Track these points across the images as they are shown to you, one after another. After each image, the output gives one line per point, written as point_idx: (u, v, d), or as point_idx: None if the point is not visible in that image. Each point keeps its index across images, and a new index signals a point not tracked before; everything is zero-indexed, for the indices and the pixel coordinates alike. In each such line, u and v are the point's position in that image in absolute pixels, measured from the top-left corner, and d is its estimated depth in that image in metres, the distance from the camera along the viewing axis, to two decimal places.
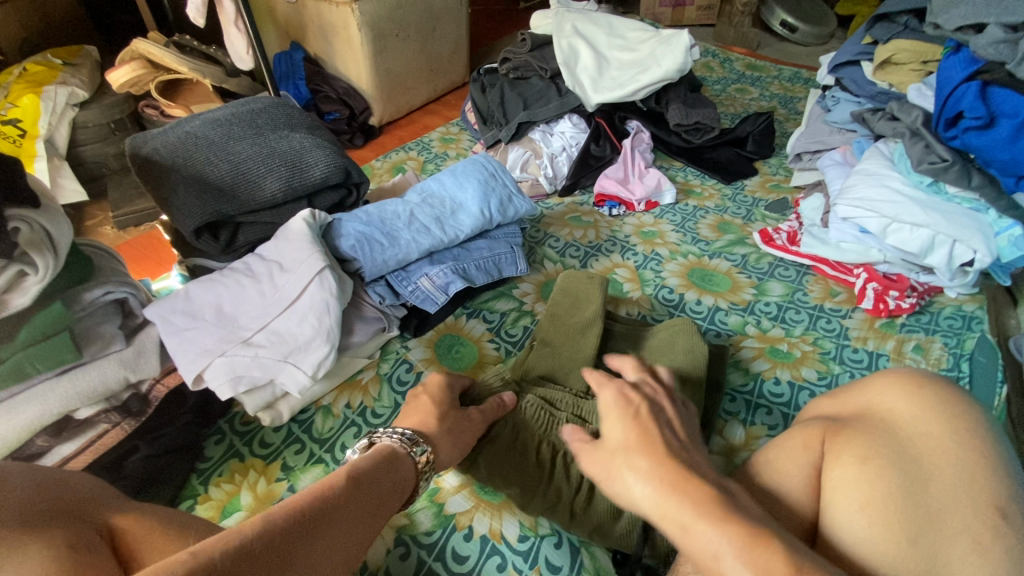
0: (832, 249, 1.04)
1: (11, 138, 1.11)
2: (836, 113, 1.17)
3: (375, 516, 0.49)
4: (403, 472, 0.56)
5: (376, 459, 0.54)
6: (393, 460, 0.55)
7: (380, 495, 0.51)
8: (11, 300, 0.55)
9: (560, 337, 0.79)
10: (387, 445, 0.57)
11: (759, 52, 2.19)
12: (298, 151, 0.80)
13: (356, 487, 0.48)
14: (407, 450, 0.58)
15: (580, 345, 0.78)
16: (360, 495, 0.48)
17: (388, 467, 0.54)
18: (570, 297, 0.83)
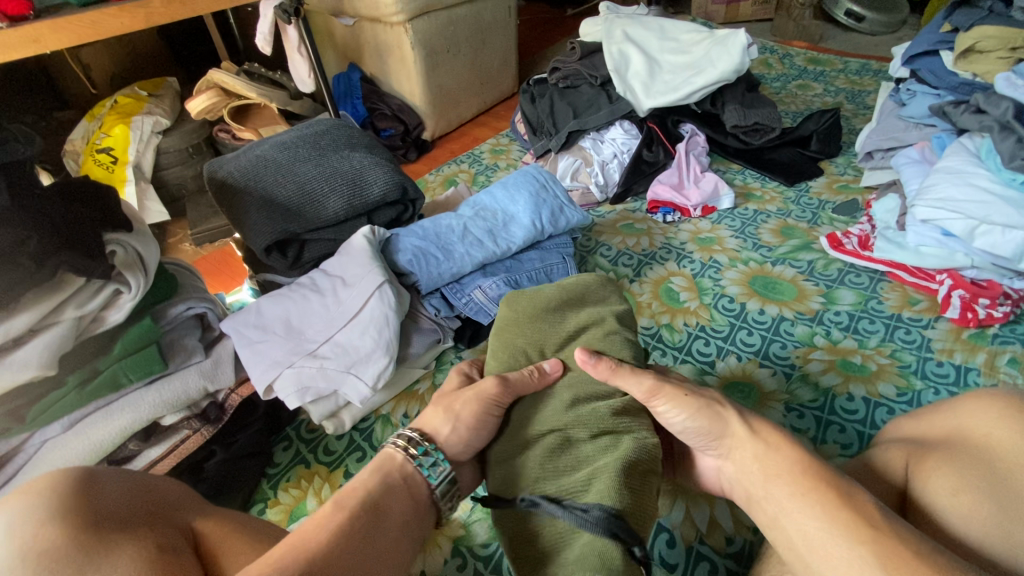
0: (911, 254, 0.97)
1: (106, 165, 1.23)
2: (912, 107, 1.09)
3: (387, 543, 0.46)
4: (415, 484, 0.52)
5: (375, 478, 0.50)
6: (394, 478, 0.51)
7: (380, 520, 0.47)
8: (109, 317, 0.61)
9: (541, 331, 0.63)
10: (385, 454, 0.53)
11: (822, 45, 2.10)
12: (358, 170, 0.84)
13: (342, 519, 0.45)
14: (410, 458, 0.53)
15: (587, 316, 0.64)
16: (352, 531, 0.45)
17: (396, 484, 0.51)
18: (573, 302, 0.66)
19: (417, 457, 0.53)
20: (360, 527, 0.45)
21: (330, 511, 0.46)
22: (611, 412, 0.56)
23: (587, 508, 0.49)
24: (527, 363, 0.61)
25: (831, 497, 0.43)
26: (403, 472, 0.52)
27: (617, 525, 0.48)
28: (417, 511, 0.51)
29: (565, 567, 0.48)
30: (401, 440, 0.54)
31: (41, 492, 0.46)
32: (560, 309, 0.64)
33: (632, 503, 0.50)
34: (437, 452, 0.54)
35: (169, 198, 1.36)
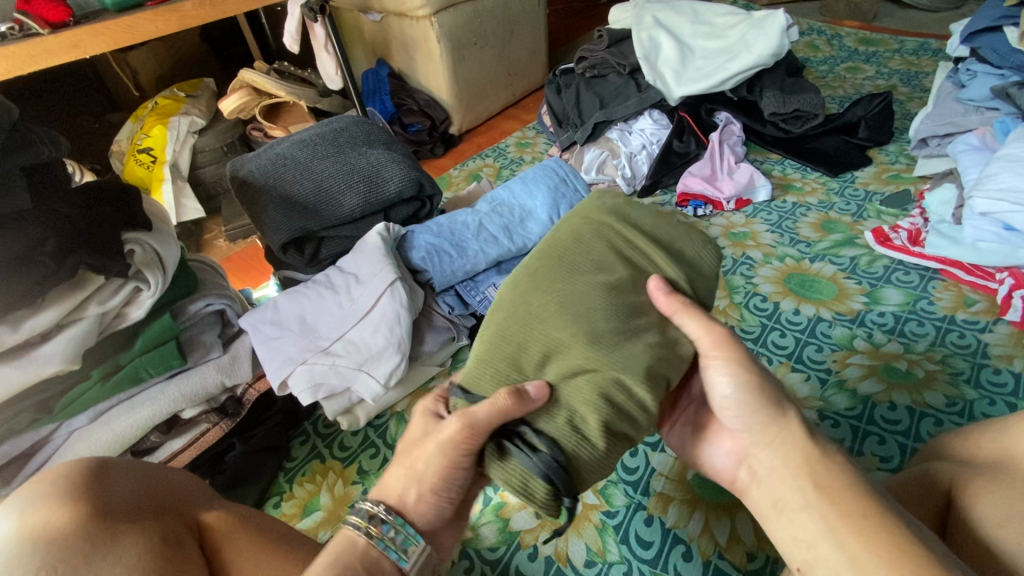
0: (968, 250, 0.89)
1: (146, 165, 1.29)
2: (972, 89, 1.01)
3: None
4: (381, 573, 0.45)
5: (328, 572, 0.44)
6: (353, 571, 0.44)
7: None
8: (130, 313, 0.63)
9: (580, 255, 0.53)
10: (342, 540, 0.45)
11: (875, 24, 1.96)
12: (375, 166, 0.83)
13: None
14: (372, 536, 0.46)
15: (639, 248, 0.54)
16: None
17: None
18: (626, 230, 0.55)
19: (381, 535, 0.46)
20: None
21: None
22: (640, 373, 0.47)
23: (542, 455, 0.44)
24: (550, 289, 0.51)
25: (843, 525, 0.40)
26: (363, 558, 0.45)
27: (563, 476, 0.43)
28: None
29: (505, 477, 0.44)
30: (359, 516, 0.47)
31: (55, 481, 0.48)
32: (636, 232, 0.55)
33: (594, 464, 0.45)
34: (400, 521, 0.47)
35: (206, 196, 1.41)
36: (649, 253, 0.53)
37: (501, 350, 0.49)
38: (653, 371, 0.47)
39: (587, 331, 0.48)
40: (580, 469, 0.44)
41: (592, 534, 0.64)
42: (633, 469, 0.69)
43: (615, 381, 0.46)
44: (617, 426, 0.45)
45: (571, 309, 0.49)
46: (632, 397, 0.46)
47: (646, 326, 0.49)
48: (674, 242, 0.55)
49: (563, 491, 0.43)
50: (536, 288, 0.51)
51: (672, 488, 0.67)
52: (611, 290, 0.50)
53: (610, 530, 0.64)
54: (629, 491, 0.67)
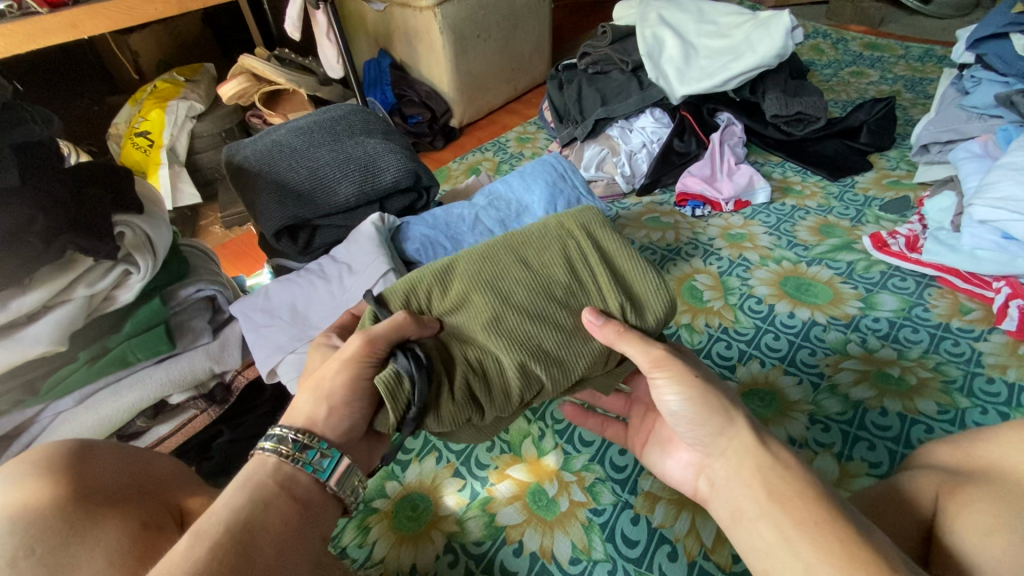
0: (965, 258, 0.88)
1: (143, 148, 1.28)
2: (977, 96, 1.01)
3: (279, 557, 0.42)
4: (305, 489, 0.47)
5: (241, 494, 0.44)
6: (268, 489, 0.45)
7: (258, 537, 0.42)
8: (119, 296, 0.62)
9: (534, 254, 0.57)
10: (255, 463, 0.47)
11: (881, 29, 1.96)
12: (371, 156, 0.83)
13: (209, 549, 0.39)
14: (290, 458, 0.48)
15: (588, 270, 0.56)
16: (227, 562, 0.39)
17: (264, 495, 0.45)
18: (585, 247, 0.57)
19: (297, 455, 0.48)
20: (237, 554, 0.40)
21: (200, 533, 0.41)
22: (516, 355, 0.51)
23: (421, 367, 0.49)
24: (489, 271, 0.55)
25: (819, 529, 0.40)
26: (277, 475, 0.47)
27: (426, 388, 0.48)
28: (306, 517, 0.46)
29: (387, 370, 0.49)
30: (272, 444, 0.48)
31: (36, 461, 0.47)
32: (598, 252, 0.57)
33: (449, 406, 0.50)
34: (317, 442, 0.49)
35: (203, 181, 1.40)
36: (591, 275, 0.56)
37: (427, 283, 0.55)
38: (527, 366, 0.52)
39: (495, 310, 0.53)
40: (437, 400, 0.50)
41: (577, 531, 0.63)
42: (621, 467, 0.69)
43: (512, 357, 0.51)
44: (481, 384, 0.51)
45: (495, 286, 0.54)
46: (508, 369, 0.51)
47: (551, 321, 0.54)
48: (626, 270, 0.56)
49: (415, 402, 0.48)
50: (483, 259, 0.56)
51: (660, 487, 0.66)
52: (538, 287, 0.55)
53: (596, 528, 0.64)
54: (616, 489, 0.67)
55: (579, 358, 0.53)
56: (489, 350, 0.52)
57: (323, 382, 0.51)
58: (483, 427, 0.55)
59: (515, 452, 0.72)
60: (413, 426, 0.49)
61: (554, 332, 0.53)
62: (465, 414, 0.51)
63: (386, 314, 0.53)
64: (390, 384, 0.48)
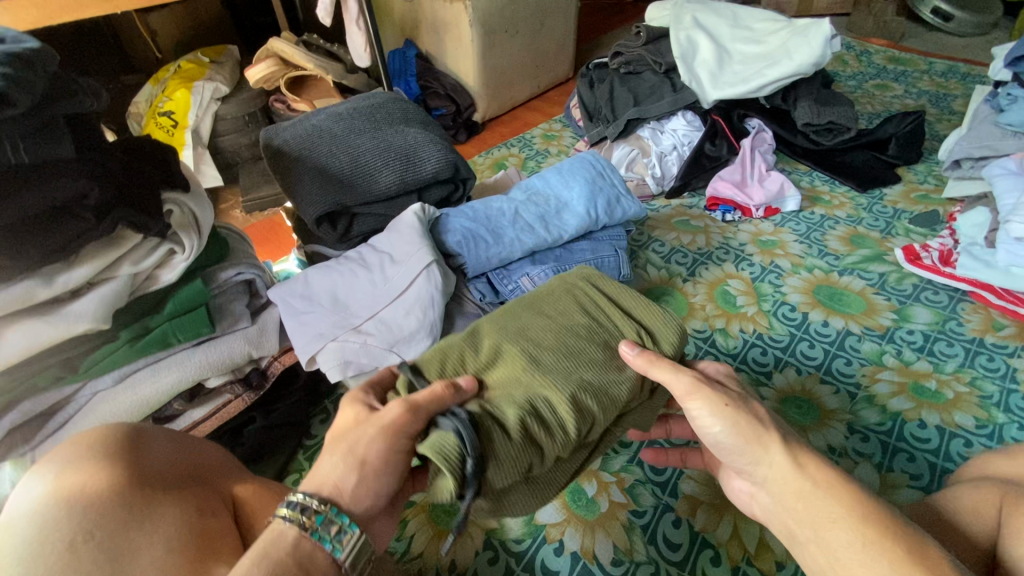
0: (1000, 274, 0.89)
1: (166, 128, 1.26)
2: (1012, 113, 1.00)
3: None
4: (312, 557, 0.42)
5: (255, 571, 0.39)
6: (289, 565, 0.40)
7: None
8: (162, 276, 0.60)
9: (548, 307, 0.57)
10: (270, 534, 0.41)
11: (903, 44, 1.96)
12: (412, 145, 0.82)
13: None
14: (309, 530, 0.42)
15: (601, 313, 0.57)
16: None
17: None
18: (593, 294, 0.58)
19: (317, 527, 0.42)
20: None
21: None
22: (566, 392, 0.48)
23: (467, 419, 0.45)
24: (511, 326, 0.55)
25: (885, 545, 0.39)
26: (295, 553, 0.41)
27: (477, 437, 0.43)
28: None
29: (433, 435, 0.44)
30: (292, 509, 0.43)
31: (92, 444, 0.47)
32: (605, 296, 0.58)
33: (507, 456, 0.45)
34: (341, 514, 0.44)
35: (223, 165, 1.38)
36: (606, 315, 0.56)
37: (453, 347, 0.53)
38: (578, 400, 0.48)
39: (530, 354, 0.51)
40: (493, 453, 0.44)
41: (618, 533, 0.63)
42: (660, 469, 0.69)
43: (562, 391, 0.48)
44: (538, 427, 0.47)
45: (523, 335, 0.54)
46: (562, 406, 0.47)
47: (587, 359, 0.52)
48: (637, 308, 0.57)
49: (469, 453, 0.42)
50: (502, 320, 0.56)
51: (700, 491, 0.66)
52: (562, 331, 0.54)
53: (637, 529, 0.63)
54: (656, 491, 0.66)
55: (621, 386, 0.51)
56: (534, 393, 0.49)
57: (357, 443, 0.45)
58: (539, 484, 0.49)
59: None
60: (475, 482, 0.42)
61: (593, 368, 0.51)
62: (525, 461, 0.45)
63: (421, 382, 0.49)
64: (439, 446, 0.43)
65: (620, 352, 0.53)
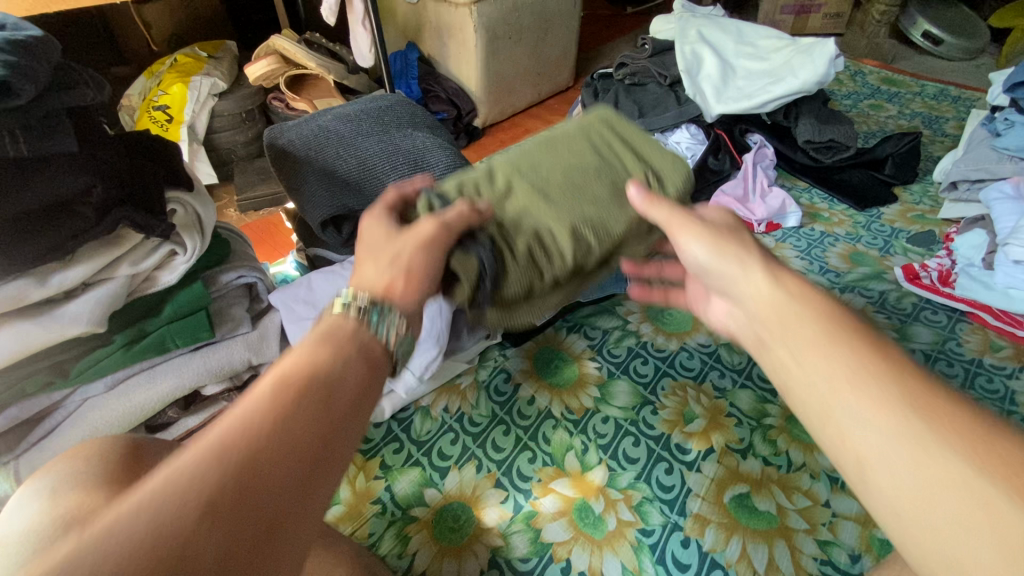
0: (998, 296, 0.91)
1: (161, 123, 1.23)
2: (1009, 138, 1.02)
3: (347, 413, 0.38)
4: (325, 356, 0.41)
5: (317, 343, 0.41)
6: (344, 343, 0.42)
7: (299, 408, 0.36)
8: (161, 278, 0.58)
9: (565, 150, 0.62)
10: (330, 320, 0.44)
11: (895, 65, 2.01)
12: (420, 150, 0.80)
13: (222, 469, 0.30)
14: (358, 318, 0.44)
15: (614, 158, 0.61)
16: (300, 408, 0.36)
17: (335, 347, 0.42)
18: (606, 142, 0.63)
19: (366, 316, 0.45)
20: (312, 400, 0.36)
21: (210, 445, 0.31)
22: (568, 223, 0.55)
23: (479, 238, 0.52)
24: (527, 160, 0.60)
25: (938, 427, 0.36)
26: (354, 334, 0.43)
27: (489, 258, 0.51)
28: (372, 374, 0.43)
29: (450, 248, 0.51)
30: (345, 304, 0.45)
31: (86, 458, 0.44)
32: (620, 141, 0.63)
33: (515, 272, 0.53)
34: (386, 308, 0.46)
35: (218, 161, 1.35)
36: (619, 162, 0.61)
37: (472, 177, 0.58)
38: (578, 231, 0.55)
39: (540, 186, 0.57)
40: (501, 265, 0.53)
41: (627, 552, 0.62)
42: (668, 487, 0.67)
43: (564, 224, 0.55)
44: (541, 251, 0.53)
45: (535, 172, 0.59)
46: (564, 231, 0.54)
47: (595, 196, 0.57)
48: (648, 159, 0.62)
49: (483, 271, 0.51)
50: (518, 157, 0.61)
51: (709, 510, 0.65)
52: (574, 169, 0.59)
53: (646, 549, 0.62)
54: (664, 510, 0.65)
55: (620, 221, 0.56)
56: (539, 218, 0.55)
57: (399, 254, 0.49)
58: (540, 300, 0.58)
59: (559, 465, 0.70)
60: (486, 297, 0.52)
61: (594, 203, 0.57)
62: (526, 279, 0.53)
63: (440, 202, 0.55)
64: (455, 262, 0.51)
65: (625, 190, 0.58)
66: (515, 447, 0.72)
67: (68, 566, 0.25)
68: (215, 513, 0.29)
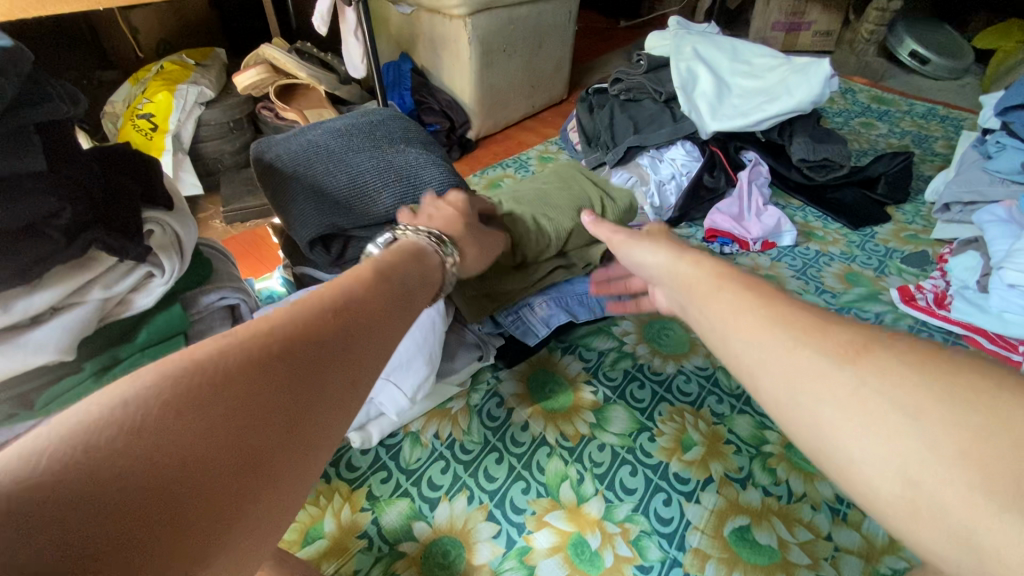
0: (993, 320, 0.90)
1: (145, 132, 1.20)
2: (1001, 161, 1.03)
3: (411, 311, 0.49)
4: (401, 282, 0.49)
5: (403, 252, 0.55)
6: (418, 256, 0.55)
7: (386, 296, 0.46)
8: (136, 301, 0.55)
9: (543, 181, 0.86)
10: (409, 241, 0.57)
11: (884, 84, 2.03)
12: (413, 167, 0.78)
13: (282, 339, 0.37)
14: (435, 248, 0.58)
15: (578, 186, 0.85)
16: (388, 294, 0.47)
17: (415, 258, 0.55)
18: (574, 176, 0.87)
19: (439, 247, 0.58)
20: (393, 292, 0.47)
21: (279, 321, 0.39)
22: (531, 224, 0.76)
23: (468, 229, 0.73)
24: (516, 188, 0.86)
25: (825, 349, 0.35)
26: (421, 253, 0.56)
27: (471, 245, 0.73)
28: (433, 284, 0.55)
29: None
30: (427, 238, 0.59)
31: None
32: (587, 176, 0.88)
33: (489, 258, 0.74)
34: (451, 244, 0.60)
35: (204, 171, 1.32)
36: (579, 188, 0.84)
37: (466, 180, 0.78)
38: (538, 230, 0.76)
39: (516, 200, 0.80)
40: None
41: None
42: (667, 520, 0.65)
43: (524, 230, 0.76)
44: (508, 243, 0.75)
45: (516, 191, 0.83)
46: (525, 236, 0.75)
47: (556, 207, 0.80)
48: (596, 191, 0.85)
49: None
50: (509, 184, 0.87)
51: (709, 545, 0.63)
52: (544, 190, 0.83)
53: None
54: (663, 544, 0.63)
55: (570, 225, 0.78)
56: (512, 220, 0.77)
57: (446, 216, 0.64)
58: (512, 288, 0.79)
59: (553, 496, 0.67)
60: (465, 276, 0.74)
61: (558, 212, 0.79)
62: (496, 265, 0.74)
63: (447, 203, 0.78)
64: None
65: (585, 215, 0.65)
66: (508, 476, 0.69)
67: (230, 348, 0.35)
68: (323, 343, 0.39)
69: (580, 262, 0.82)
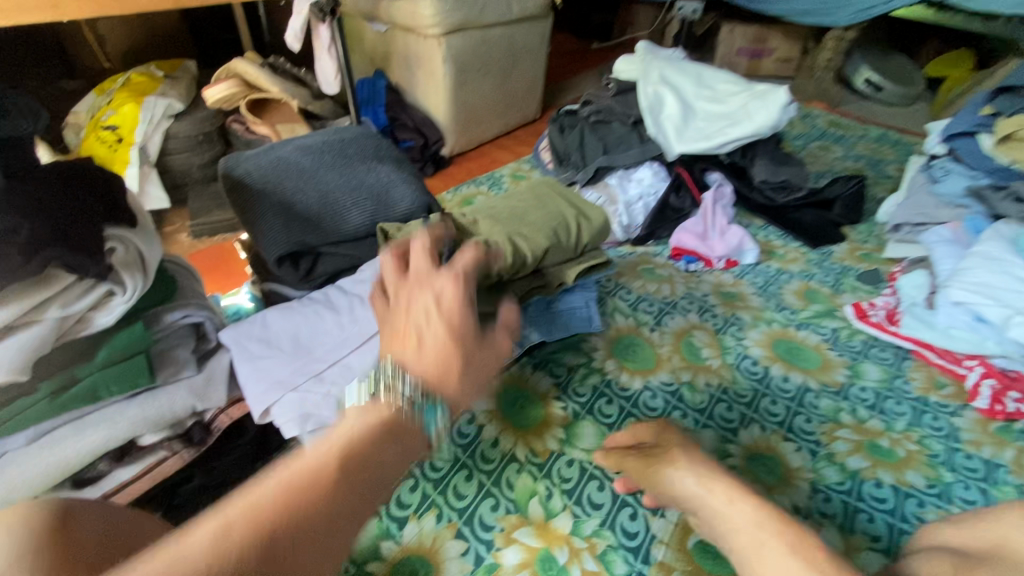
0: (940, 335, 0.94)
1: (110, 144, 1.18)
2: (947, 185, 1.10)
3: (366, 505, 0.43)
4: (366, 480, 0.43)
5: (378, 424, 0.46)
6: (394, 426, 0.46)
7: (338, 498, 0.40)
8: (96, 319, 0.54)
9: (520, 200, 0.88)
10: (384, 410, 0.46)
11: (841, 109, 2.13)
12: (384, 185, 0.79)
13: (217, 564, 0.34)
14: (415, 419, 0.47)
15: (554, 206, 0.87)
16: (337, 501, 0.40)
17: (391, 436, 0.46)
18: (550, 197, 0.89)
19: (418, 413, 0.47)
20: (345, 491, 0.41)
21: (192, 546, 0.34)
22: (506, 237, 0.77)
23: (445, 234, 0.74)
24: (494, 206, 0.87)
25: None
26: (393, 423, 0.46)
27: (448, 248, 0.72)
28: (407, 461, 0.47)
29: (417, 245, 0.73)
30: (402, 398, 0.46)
31: None
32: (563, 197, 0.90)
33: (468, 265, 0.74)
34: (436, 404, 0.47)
35: (171, 184, 1.30)
36: (554, 207, 0.85)
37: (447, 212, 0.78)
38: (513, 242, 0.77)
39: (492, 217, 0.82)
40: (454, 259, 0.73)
41: None
42: (633, 534, 0.66)
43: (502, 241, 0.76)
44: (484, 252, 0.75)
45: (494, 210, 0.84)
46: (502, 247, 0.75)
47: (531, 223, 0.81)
48: (573, 211, 0.86)
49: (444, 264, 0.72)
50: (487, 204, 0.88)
51: (674, 557, 0.64)
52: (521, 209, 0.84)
53: None
54: (629, 558, 0.64)
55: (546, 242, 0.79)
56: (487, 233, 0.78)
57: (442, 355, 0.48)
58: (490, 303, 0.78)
59: (522, 513, 0.68)
60: None
61: (535, 227, 0.81)
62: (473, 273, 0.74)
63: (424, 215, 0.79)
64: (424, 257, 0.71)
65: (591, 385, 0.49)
66: (477, 493, 0.69)
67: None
68: None
69: (557, 280, 0.82)
